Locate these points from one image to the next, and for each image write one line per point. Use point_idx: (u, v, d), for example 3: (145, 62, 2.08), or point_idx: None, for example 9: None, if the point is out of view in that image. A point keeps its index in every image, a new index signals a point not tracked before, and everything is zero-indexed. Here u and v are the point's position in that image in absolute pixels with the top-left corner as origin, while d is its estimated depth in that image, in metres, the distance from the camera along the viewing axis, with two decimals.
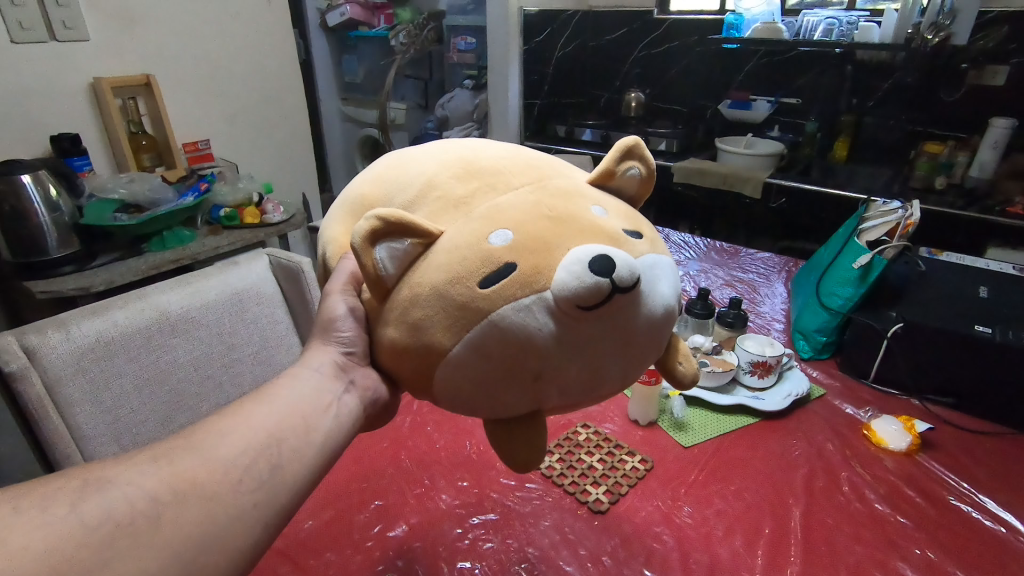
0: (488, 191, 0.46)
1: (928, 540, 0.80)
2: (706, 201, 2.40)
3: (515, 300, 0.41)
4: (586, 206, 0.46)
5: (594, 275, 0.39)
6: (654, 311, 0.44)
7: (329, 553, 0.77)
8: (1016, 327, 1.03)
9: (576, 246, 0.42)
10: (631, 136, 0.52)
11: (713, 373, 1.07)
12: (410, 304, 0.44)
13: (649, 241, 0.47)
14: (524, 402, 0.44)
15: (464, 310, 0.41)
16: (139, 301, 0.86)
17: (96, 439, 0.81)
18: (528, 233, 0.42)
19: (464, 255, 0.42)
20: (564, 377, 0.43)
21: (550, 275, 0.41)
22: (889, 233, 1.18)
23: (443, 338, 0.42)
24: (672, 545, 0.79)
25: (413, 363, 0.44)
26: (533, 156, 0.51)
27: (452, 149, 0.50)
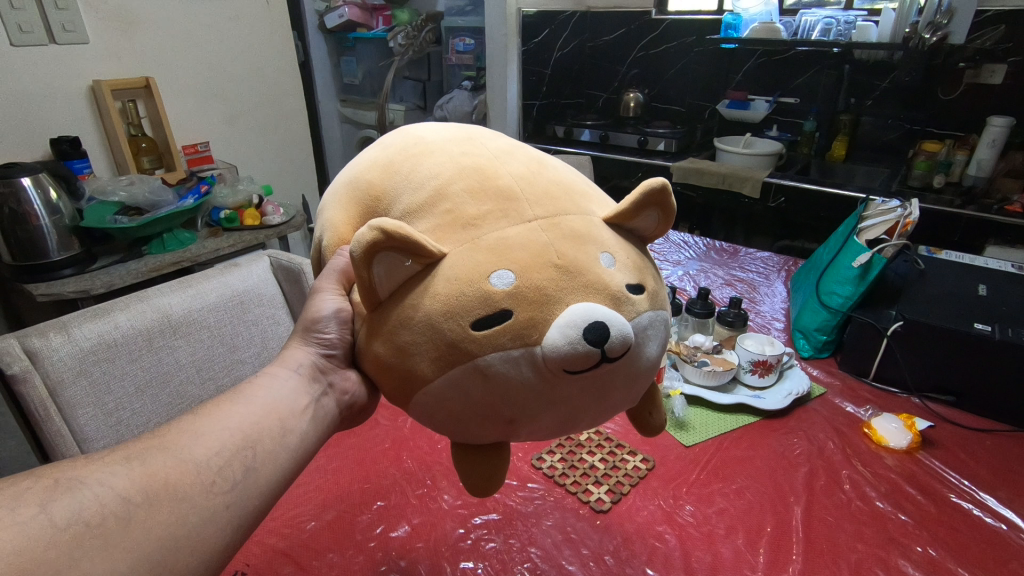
0: (500, 217, 0.45)
1: (929, 538, 0.80)
2: (705, 201, 2.40)
3: (504, 350, 0.42)
4: (596, 252, 0.45)
5: (587, 344, 0.40)
6: (637, 370, 0.46)
7: (331, 554, 0.77)
8: (1016, 325, 1.03)
9: (575, 303, 0.42)
10: (660, 179, 0.49)
11: (714, 372, 1.07)
12: (399, 325, 0.44)
13: (650, 297, 0.47)
14: (493, 437, 0.46)
15: (454, 347, 0.42)
16: (140, 302, 0.86)
17: (98, 440, 0.81)
18: (530, 282, 0.42)
19: (462, 291, 0.42)
20: (536, 424, 0.45)
21: (542, 331, 0.42)
22: (888, 232, 1.18)
23: (427, 368, 0.43)
24: (674, 544, 0.79)
25: (394, 379, 0.45)
26: (553, 178, 0.50)
27: (471, 155, 0.49)
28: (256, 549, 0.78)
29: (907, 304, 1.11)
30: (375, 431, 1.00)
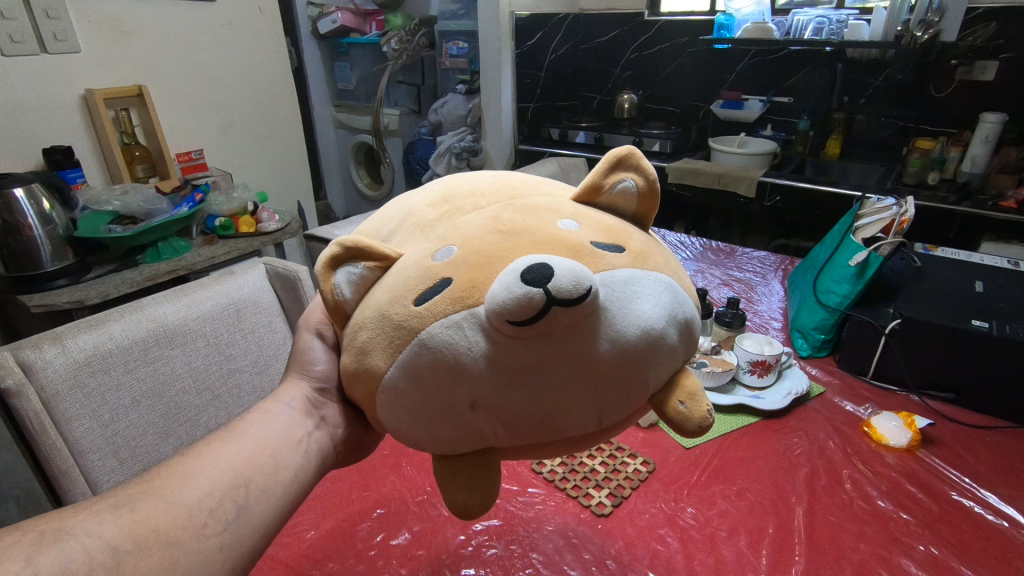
0: (455, 213, 0.46)
1: (932, 537, 0.80)
2: (701, 201, 2.40)
3: (446, 317, 0.39)
4: (554, 220, 0.44)
5: (524, 285, 0.37)
6: (622, 332, 0.40)
7: (331, 563, 0.76)
8: (1014, 321, 1.03)
9: (519, 259, 0.40)
10: (623, 147, 0.50)
11: (713, 373, 1.07)
12: (358, 327, 0.43)
13: (630, 256, 0.44)
14: (472, 434, 0.41)
15: (401, 327, 0.40)
16: (135, 313, 0.85)
17: (94, 454, 0.80)
18: (474, 249, 0.41)
19: (410, 274, 0.42)
20: (509, 406, 0.39)
21: (486, 291, 0.39)
22: (884, 230, 1.18)
23: (381, 360, 0.41)
24: (676, 547, 0.79)
25: (364, 388, 0.43)
26: (519, 179, 0.50)
27: (441, 180, 0.52)
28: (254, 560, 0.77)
29: (905, 302, 1.11)
30: None
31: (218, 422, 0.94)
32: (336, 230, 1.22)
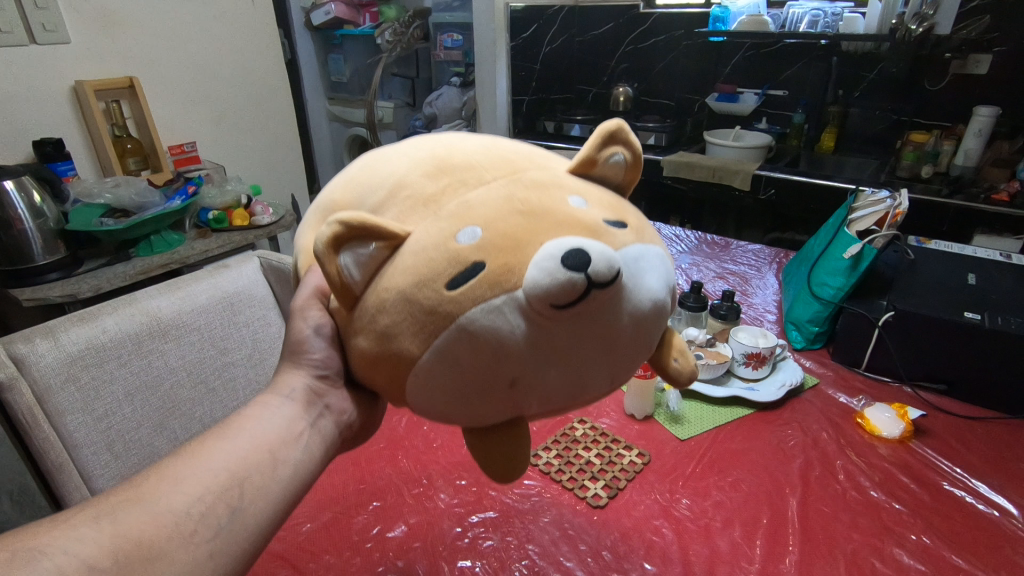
0: (459, 187, 0.43)
1: (924, 526, 0.81)
2: (696, 195, 2.41)
3: (483, 302, 0.39)
4: (562, 195, 0.44)
5: (567, 272, 0.37)
6: (640, 306, 0.42)
7: (328, 556, 0.76)
8: (1006, 313, 1.04)
9: (549, 241, 0.40)
10: (613, 121, 0.50)
11: (708, 365, 1.07)
12: (378, 311, 0.42)
13: (634, 231, 0.45)
14: (505, 411, 0.42)
15: (434, 314, 0.40)
16: (128, 306, 0.85)
17: (88, 447, 0.79)
18: (500, 230, 0.40)
19: (431, 257, 0.40)
20: (543, 382, 0.41)
21: (521, 274, 0.39)
22: (879, 223, 1.19)
23: (412, 346, 0.41)
24: (671, 537, 0.80)
25: (390, 371, 0.43)
26: (509, 147, 0.48)
27: (423, 145, 0.48)
28: None
29: (898, 294, 1.12)
30: None
31: (213, 415, 0.94)
32: None
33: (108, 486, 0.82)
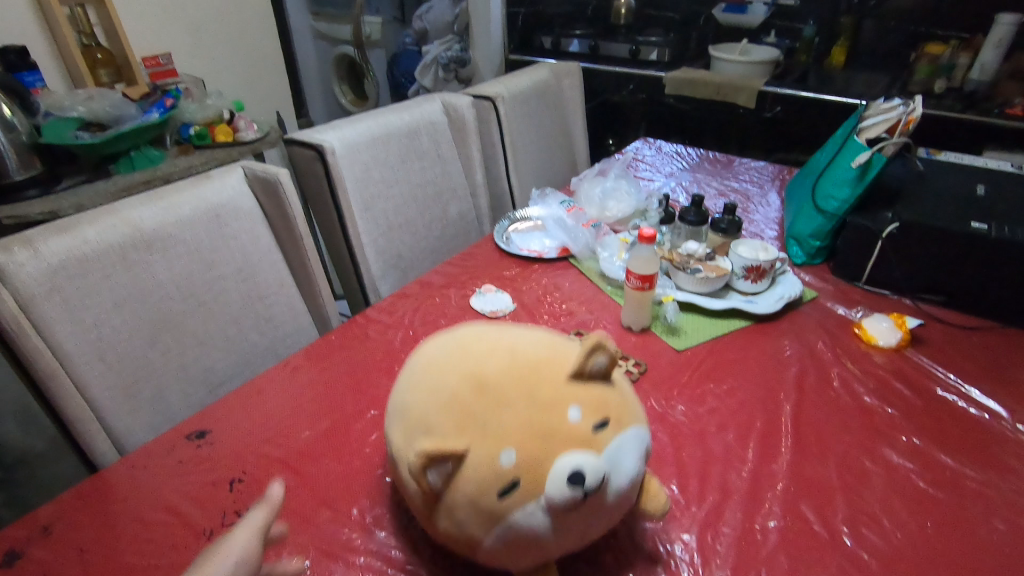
0: (496, 404, 0.56)
1: (915, 428, 0.82)
2: (697, 115, 2.34)
3: (523, 508, 0.54)
4: (565, 412, 0.57)
5: (575, 490, 0.53)
6: (621, 488, 0.58)
7: (328, 460, 0.77)
8: (1012, 222, 1.01)
9: (562, 458, 0.54)
10: (595, 333, 0.61)
11: (707, 279, 1.06)
12: (449, 508, 0.56)
13: (614, 424, 0.59)
14: (535, 558, 0.58)
15: (490, 511, 0.54)
16: (109, 216, 0.82)
17: (80, 358, 0.78)
18: (529, 455, 0.54)
19: (485, 473, 0.54)
20: (562, 544, 0.58)
21: (544, 483, 0.54)
22: (889, 131, 1.13)
23: (476, 534, 0.56)
24: (666, 440, 0.81)
25: (456, 540, 0.58)
26: (524, 357, 0.61)
27: (460, 367, 0.60)
28: (251, 458, 0.77)
29: (904, 205, 1.08)
30: (366, 345, 0.99)
31: (208, 330, 0.93)
32: (316, 133, 1.15)
33: (105, 397, 0.81)
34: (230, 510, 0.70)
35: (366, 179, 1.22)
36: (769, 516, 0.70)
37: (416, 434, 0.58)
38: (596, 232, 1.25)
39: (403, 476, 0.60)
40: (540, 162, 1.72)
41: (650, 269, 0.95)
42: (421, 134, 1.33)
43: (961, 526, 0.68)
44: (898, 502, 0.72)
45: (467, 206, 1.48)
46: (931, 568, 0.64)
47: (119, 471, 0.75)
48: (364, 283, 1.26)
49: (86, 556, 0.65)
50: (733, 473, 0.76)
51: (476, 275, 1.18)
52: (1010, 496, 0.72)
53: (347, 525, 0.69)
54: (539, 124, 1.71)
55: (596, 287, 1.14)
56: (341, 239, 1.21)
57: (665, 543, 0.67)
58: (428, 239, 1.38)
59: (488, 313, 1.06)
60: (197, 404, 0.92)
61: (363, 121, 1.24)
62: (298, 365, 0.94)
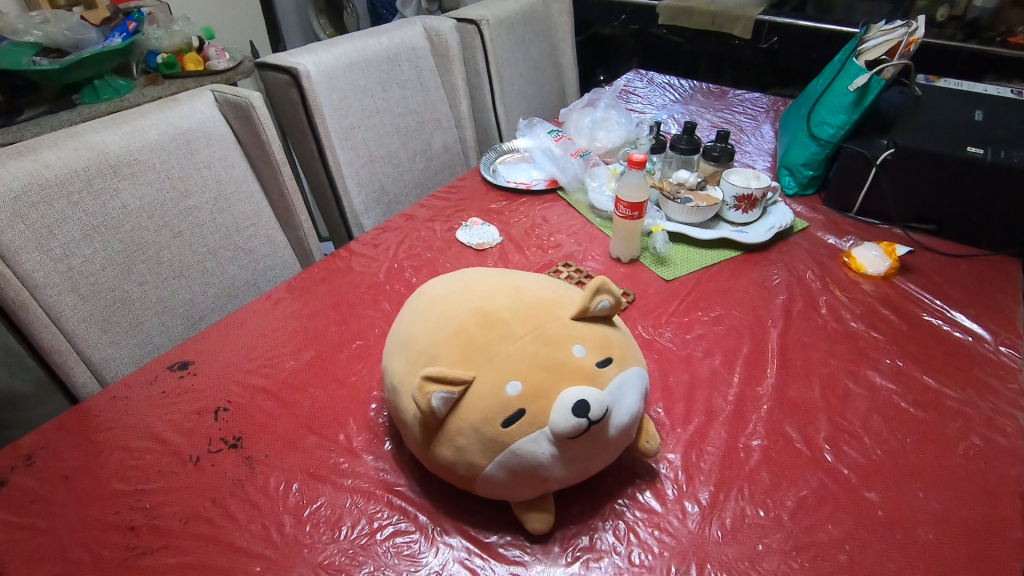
0: (503, 339, 0.58)
1: (899, 352, 0.83)
2: (691, 47, 2.29)
3: (527, 436, 0.55)
4: (570, 347, 0.58)
5: (578, 420, 0.53)
6: (622, 424, 0.58)
7: (313, 388, 0.77)
8: (1009, 147, 0.98)
9: (565, 391, 0.55)
10: (600, 276, 0.63)
11: (698, 209, 1.04)
12: (455, 434, 0.57)
13: (617, 363, 0.60)
14: (536, 490, 0.58)
15: (494, 440, 0.55)
16: (70, 140, 0.79)
17: (51, 287, 0.77)
18: (533, 384, 0.55)
19: (490, 401, 0.55)
20: (564, 479, 0.58)
21: (547, 416, 0.54)
22: (889, 53, 1.09)
23: (479, 462, 0.56)
24: (653, 366, 0.81)
25: (458, 472, 0.58)
26: (529, 298, 0.63)
27: (472, 301, 0.63)
28: (235, 387, 0.76)
29: (900, 131, 1.05)
30: (350, 277, 0.97)
31: (184, 261, 0.91)
32: (289, 56, 1.10)
33: (81, 327, 0.80)
34: (216, 437, 0.70)
35: (346, 107, 1.17)
36: (753, 436, 0.70)
37: (423, 364, 0.60)
38: (586, 161, 1.21)
39: (407, 409, 0.61)
40: (527, 94, 1.66)
41: (640, 197, 0.93)
42: (402, 59, 1.27)
43: (939, 442, 0.70)
44: (879, 420, 0.73)
45: (452, 138, 1.44)
46: (908, 480, 0.65)
47: (101, 401, 0.74)
48: (346, 217, 1.23)
49: (71, 482, 0.65)
50: (718, 396, 0.76)
51: (463, 208, 1.15)
52: (988, 414, 0.73)
53: (334, 450, 0.69)
54: (525, 52, 1.63)
55: (585, 218, 1.12)
56: (321, 169, 1.17)
57: (650, 462, 0.67)
58: (413, 172, 1.35)
59: (474, 245, 1.04)
60: (176, 335, 0.92)
61: (339, 43, 1.17)
62: (281, 298, 0.92)
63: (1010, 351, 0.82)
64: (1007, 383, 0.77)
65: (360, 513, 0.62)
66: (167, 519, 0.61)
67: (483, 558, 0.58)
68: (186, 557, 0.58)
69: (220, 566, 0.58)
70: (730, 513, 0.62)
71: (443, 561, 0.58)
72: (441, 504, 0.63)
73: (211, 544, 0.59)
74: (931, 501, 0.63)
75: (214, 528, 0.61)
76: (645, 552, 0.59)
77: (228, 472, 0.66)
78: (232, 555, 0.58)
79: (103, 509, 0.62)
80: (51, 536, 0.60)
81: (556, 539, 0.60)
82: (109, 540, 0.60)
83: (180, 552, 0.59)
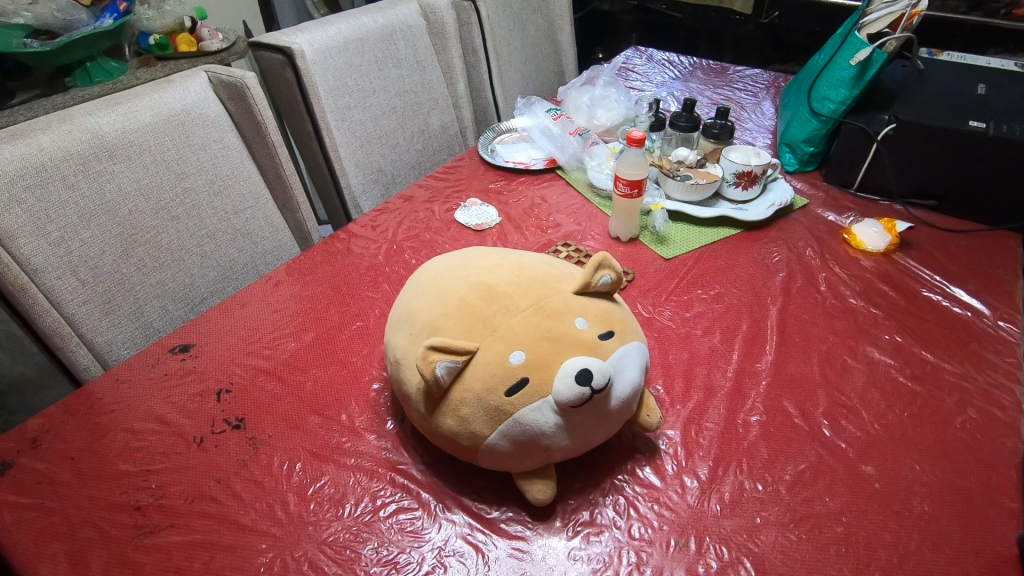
0: (505, 312, 0.59)
1: (898, 327, 0.83)
2: (691, 22, 2.26)
3: (530, 405, 0.55)
4: (571, 320, 0.59)
5: (581, 388, 0.54)
6: (624, 395, 0.59)
7: (315, 369, 0.77)
8: (1011, 121, 0.97)
9: (567, 360, 0.56)
10: (601, 251, 0.64)
11: (697, 186, 1.03)
12: (458, 404, 0.57)
13: (618, 336, 0.60)
14: (537, 461, 0.59)
15: (497, 409, 0.56)
16: (64, 122, 0.78)
17: (50, 272, 0.77)
18: (536, 354, 0.56)
19: (494, 371, 0.56)
20: (566, 449, 0.59)
21: (551, 384, 0.55)
22: (892, 26, 1.07)
23: (483, 431, 0.57)
24: (652, 344, 0.81)
25: (461, 443, 0.59)
26: (532, 273, 0.64)
27: (472, 275, 0.64)
28: (237, 369, 0.77)
29: (902, 105, 1.03)
30: (348, 259, 0.97)
31: (183, 243, 0.92)
32: (283, 36, 1.09)
33: (81, 311, 0.81)
34: (219, 418, 0.70)
35: (342, 87, 1.16)
36: (752, 412, 0.71)
37: (426, 336, 0.61)
38: (584, 140, 1.20)
39: (410, 381, 0.61)
40: (524, 73, 1.65)
41: (639, 175, 0.92)
42: (398, 38, 1.26)
43: (935, 416, 0.70)
44: (876, 394, 0.73)
45: (449, 118, 1.43)
46: (905, 454, 0.66)
47: (104, 384, 0.74)
48: (343, 197, 1.22)
49: (77, 463, 0.65)
50: (717, 373, 0.77)
51: (461, 188, 1.15)
52: (985, 387, 0.73)
53: (336, 430, 0.69)
54: (521, 30, 1.61)
55: (584, 198, 1.11)
56: (318, 150, 1.16)
57: (650, 438, 0.68)
58: (410, 152, 1.34)
59: (473, 226, 1.04)
60: (176, 318, 0.92)
61: (334, 22, 1.16)
62: (281, 280, 0.92)
63: (1008, 325, 0.82)
64: (1004, 357, 0.77)
65: (363, 491, 0.63)
66: (172, 498, 0.62)
67: (485, 533, 0.59)
68: (192, 535, 0.59)
69: (226, 544, 0.58)
70: (728, 487, 0.63)
71: (445, 536, 0.59)
72: (443, 481, 0.64)
73: (217, 523, 0.60)
74: (927, 473, 0.64)
75: (219, 507, 0.61)
76: (644, 526, 0.60)
77: (232, 453, 0.67)
78: (238, 532, 0.59)
79: (110, 489, 0.63)
80: (60, 516, 0.60)
81: (557, 514, 0.61)
82: (116, 520, 0.60)
83: (187, 530, 0.59)
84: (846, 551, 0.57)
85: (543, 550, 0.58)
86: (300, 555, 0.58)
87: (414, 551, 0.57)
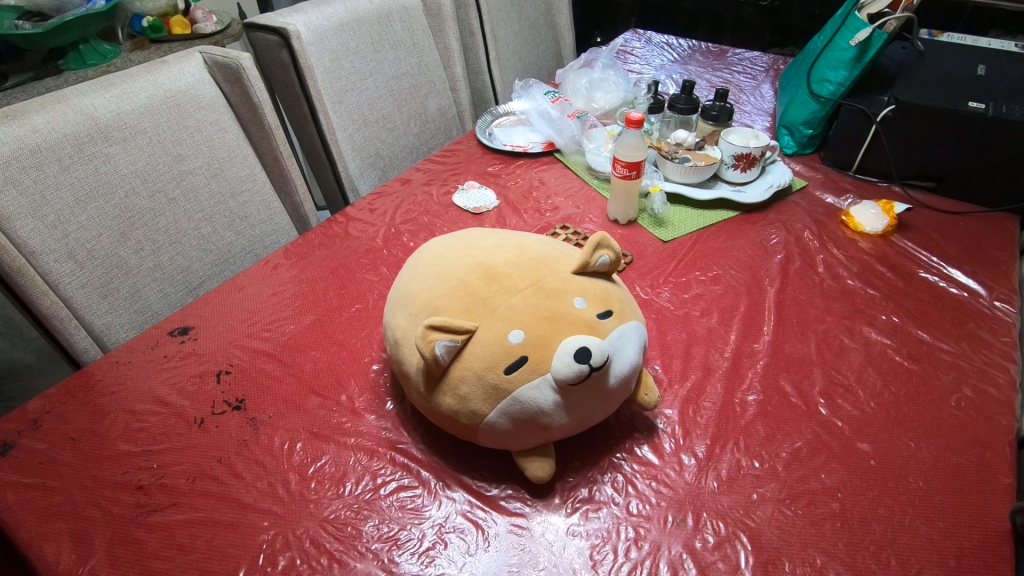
0: (504, 292, 0.59)
1: (895, 308, 0.83)
2: (691, 6, 2.25)
3: (530, 383, 0.56)
4: (570, 299, 0.59)
5: (579, 365, 0.54)
6: (622, 373, 0.59)
7: (314, 351, 0.77)
8: (1010, 102, 0.97)
9: (566, 339, 0.56)
10: (600, 232, 0.63)
11: (695, 168, 1.03)
12: (458, 382, 0.57)
13: (617, 315, 0.61)
14: (537, 438, 0.59)
15: (497, 387, 0.56)
16: (59, 103, 0.78)
17: (48, 254, 0.77)
18: (535, 333, 0.56)
19: (493, 350, 0.56)
20: (564, 427, 0.59)
21: (550, 363, 0.55)
22: (892, 6, 1.05)
23: (483, 409, 0.57)
24: (651, 325, 0.81)
25: (461, 421, 0.59)
26: (532, 253, 0.64)
27: (472, 255, 0.64)
28: (236, 351, 0.77)
29: (902, 87, 1.03)
30: (347, 242, 0.96)
31: (180, 227, 0.91)
32: (279, 17, 1.07)
33: (79, 294, 0.81)
34: (219, 399, 0.71)
35: (338, 69, 1.15)
36: (749, 391, 0.71)
37: (426, 316, 0.61)
38: (583, 123, 1.20)
39: (409, 361, 0.61)
40: (522, 55, 1.63)
41: (638, 156, 0.92)
42: (395, 19, 1.24)
43: (931, 394, 0.71)
44: (873, 373, 0.74)
45: (446, 101, 1.41)
46: (900, 432, 0.67)
47: (103, 366, 0.74)
48: (341, 181, 1.22)
49: (78, 443, 0.66)
50: (714, 353, 0.77)
51: (459, 171, 1.14)
52: (981, 366, 0.74)
53: (337, 410, 0.70)
54: (518, 12, 1.60)
55: (582, 181, 1.11)
56: (315, 133, 1.16)
57: (648, 417, 0.69)
58: (408, 136, 1.33)
59: (471, 209, 1.03)
60: (176, 301, 0.93)
61: (330, 3, 1.15)
62: (279, 264, 0.91)
63: (1004, 305, 0.83)
64: (1000, 337, 0.78)
65: (364, 470, 0.63)
66: (174, 478, 0.63)
67: (485, 509, 0.60)
68: (194, 513, 0.60)
69: (227, 521, 0.59)
70: (725, 464, 0.64)
71: (446, 513, 0.59)
72: (443, 460, 0.64)
73: (218, 501, 0.61)
74: (922, 451, 0.65)
75: (222, 486, 0.62)
76: (642, 502, 0.60)
77: (233, 433, 0.67)
78: (240, 511, 0.60)
79: (112, 469, 0.64)
80: (62, 495, 0.61)
81: (556, 491, 0.61)
82: (118, 499, 0.61)
83: (189, 509, 0.60)
84: (841, 526, 0.58)
85: (542, 526, 0.58)
86: (302, 532, 0.58)
87: (415, 528, 0.58)
